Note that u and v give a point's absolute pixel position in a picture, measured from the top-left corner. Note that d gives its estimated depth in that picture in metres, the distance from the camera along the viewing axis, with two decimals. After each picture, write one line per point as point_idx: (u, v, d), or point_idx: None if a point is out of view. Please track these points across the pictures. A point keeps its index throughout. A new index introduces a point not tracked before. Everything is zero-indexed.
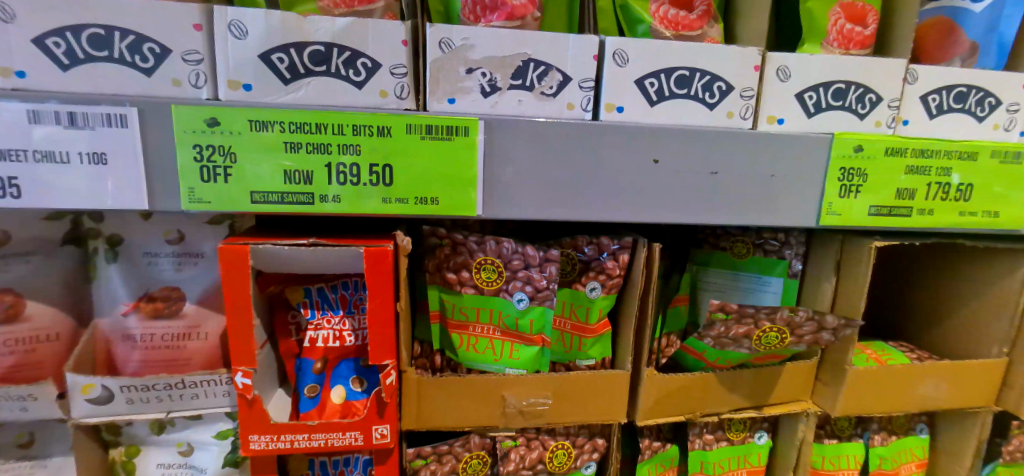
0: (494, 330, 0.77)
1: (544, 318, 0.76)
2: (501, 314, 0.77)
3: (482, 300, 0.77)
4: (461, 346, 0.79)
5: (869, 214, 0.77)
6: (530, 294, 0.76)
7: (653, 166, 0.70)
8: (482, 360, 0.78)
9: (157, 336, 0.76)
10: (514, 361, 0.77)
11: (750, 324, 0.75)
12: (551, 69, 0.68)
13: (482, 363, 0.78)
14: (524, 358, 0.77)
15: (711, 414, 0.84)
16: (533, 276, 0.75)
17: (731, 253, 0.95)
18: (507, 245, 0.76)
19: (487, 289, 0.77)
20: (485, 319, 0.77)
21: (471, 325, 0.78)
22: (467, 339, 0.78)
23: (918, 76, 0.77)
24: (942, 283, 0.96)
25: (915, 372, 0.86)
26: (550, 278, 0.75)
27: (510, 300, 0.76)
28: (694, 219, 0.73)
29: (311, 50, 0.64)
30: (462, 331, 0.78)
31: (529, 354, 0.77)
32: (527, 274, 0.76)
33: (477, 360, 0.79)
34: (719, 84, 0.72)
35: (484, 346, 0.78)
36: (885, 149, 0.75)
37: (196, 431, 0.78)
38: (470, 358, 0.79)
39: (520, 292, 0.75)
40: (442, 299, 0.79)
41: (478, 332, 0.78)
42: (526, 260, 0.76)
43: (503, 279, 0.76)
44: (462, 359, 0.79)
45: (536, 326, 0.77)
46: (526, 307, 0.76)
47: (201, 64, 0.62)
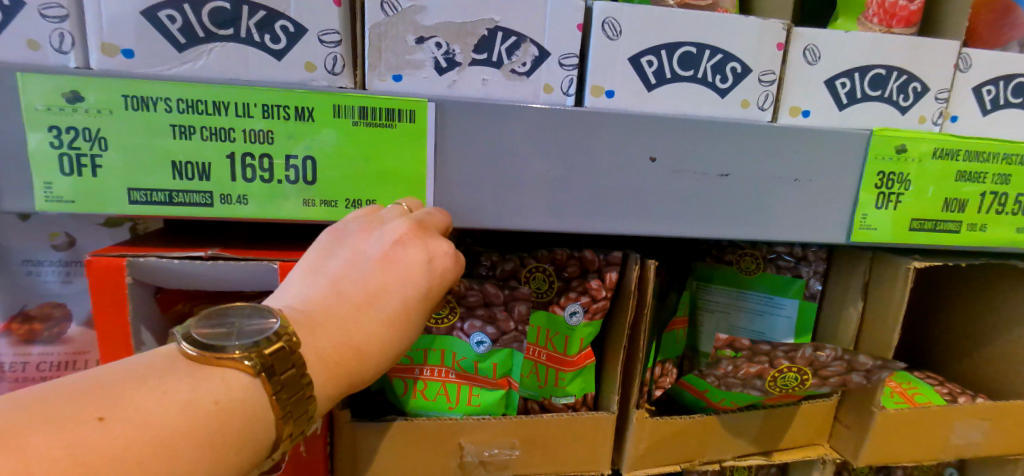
0: (448, 373, 0.64)
1: (510, 360, 0.65)
2: (454, 355, 0.64)
3: (429, 339, 0.64)
4: (406, 394, 0.65)
5: (909, 229, 0.64)
6: (491, 336, 0.64)
7: (650, 166, 0.57)
8: (433, 409, 0.65)
9: (32, 365, 0.63)
10: (474, 409, 0.64)
11: (764, 363, 0.62)
12: (524, 40, 0.54)
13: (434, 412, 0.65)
14: (488, 404, 0.65)
15: (711, 461, 0.71)
16: (494, 315, 0.64)
17: (738, 268, 0.80)
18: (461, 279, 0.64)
19: (433, 328, 0.64)
20: (435, 360, 0.64)
21: (416, 368, 0.64)
22: (413, 384, 0.64)
23: (972, 63, 0.63)
24: (977, 308, 0.83)
25: (954, 415, 0.73)
26: (516, 315, 0.64)
27: (468, 341, 0.64)
28: (700, 232, 0.59)
29: (212, 8, 0.49)
30: (406, 375, 0.64)
31: (494, 400, 0.65)
32: (490, 312, 0.64)
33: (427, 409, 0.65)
34: (733, 64, 0.58)
35: (435, 392, 0.64)
36: (933, 151, 0.62)
37: None
38: (417, 408, 0.65)
39: (479, 334, 0.63)
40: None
41: (427, 376, 0.64)
42: (478, 300, 0.64)
43: (456, 318, 0.64)
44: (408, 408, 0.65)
45: (501, 369, 0.65)
46: (486, 350, 0.64)
47: (65, 22, 0.47)
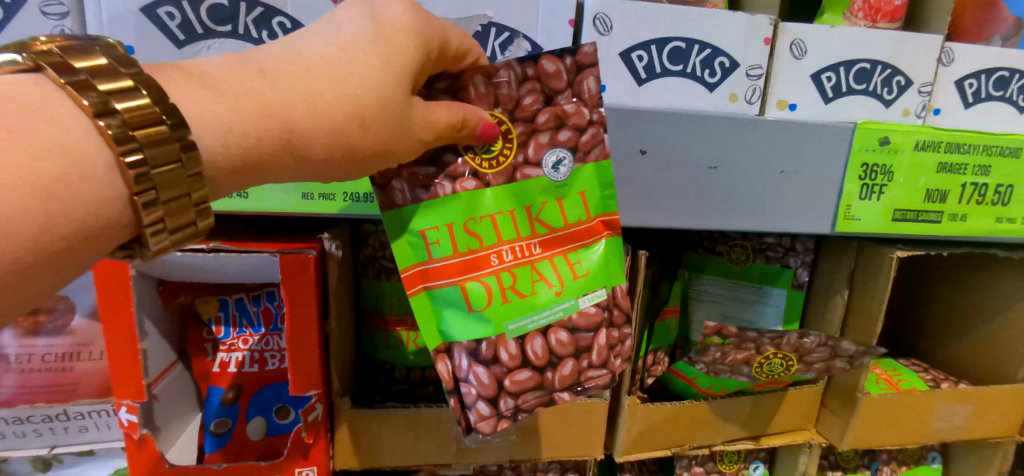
0: (533, 246, 0.48)
1: (594, 185, 0.49)
2: (532, 212, 0.48)
3: (493, 197, 0.47)
4: (495, 299, 0.47)
5: (892, 219, 0.66)
6: (571, 147, 0.48)
7: (640, 158, 0.58)
8: (535, 309, 0.48)
9: (38, 356, 0.61)
10: (582, 280, 0.49)
11: (751, 350, 0.63)
12: (517, 36, 0.55)
13: (544, 314, 0.48)
14: (599, 264, 0.50)
15: (701, 446, 0.73)
16: (561, 112, 0.48)
17: (728, 259, 0.82)
18: (505, 76, 0.47)
19: (491, 177, 0.47)
20: (510, 230, 0.48)
21: (491, 252, 0.47)
22: (502, 279, 0.47)
23: (954, 57, 0.65)
24: (962, 297, 0.85)
25: (937, 400, 0.75)
26: (584, 99, 0.48)
27: (546, 175, 0.48)
28: (689, 223, 0.61)
29: (210, 4, 0.50)
30: (480, 269, 0.47)
31: (604, 250, 0.51)
32: (555, 111, 0.48)
33: (529, 313, 0.48)
34: (721, 59, 0.59)
35: (532, 278, 0.48)
36: (915, 143, 0.63)
37: (87, 468, 0.65)
38: (516, 316, 0.47)
39: (557, 151, 0.48)
40: (424, 234, 0.46)
41: (506, 261, 0.48)
42: (533, 115, 0.47)
43: (518, 145, 0.48)
44: (507, 328, 0.47)
45: (592, 203, 0.50)
46: (569, 170, 0.48)
47: (66, 19, 0.48)
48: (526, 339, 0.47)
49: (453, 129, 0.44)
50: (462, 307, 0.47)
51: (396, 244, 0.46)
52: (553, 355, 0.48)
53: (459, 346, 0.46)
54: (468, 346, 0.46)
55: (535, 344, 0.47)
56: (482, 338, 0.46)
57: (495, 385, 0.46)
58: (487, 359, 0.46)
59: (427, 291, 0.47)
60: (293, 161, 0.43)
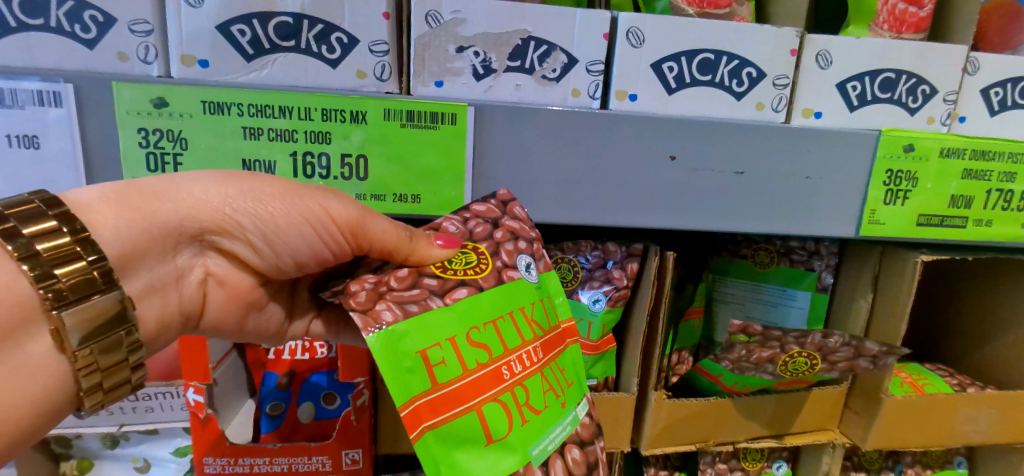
0: (534, 352, 0.49)
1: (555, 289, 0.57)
2: (527, 317, 0.50)
3: (490, 301, 0.48)
4: (511, 421, 0.45)
5: (916, 224, 0.67)
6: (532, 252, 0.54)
7: (669, 164, 0.61)
8: (550, 426, 0.47)
9: None
10: (572, 389, 0.52)
11: (776, 348, 0.66)
12: (555, 48, 0.59)
13: (556, 429, 0.48)
14: (575, 368, 0.54)
15: (725, 442, 0.75)
16: (513, 227, 0.54)
17: (753, 262, 0.84)
18: (450, 225, 0.53)
19: (481, 279, 0.48)
20: (515, 339, 0.48)
21: (502, 364, 0.46)
22: (516, 395, 0.46)
23: (980, 66, 0.66)
24: (989, 303, 0.86)
25: (960, 404, 0.76)
26: (522, 218, 0.55)
27: (524, 274, 0.52)
28: (715, 225, 0.64)
29: (277, 21, 0.54)
30: (500, 385, 0.45)
31: (571, 356, 0.55)
32: (508, 228, 0.54)
33: (545, 427, 0.47)
34: (749, 69, 0.62)
35: (540, 391, 0.48)
36: (938, 150, 0.65)
37: (152, 446, 0.73)
38: (535, 434, 0.46)
39: (523, 255, 0.53)
40: (425, 356, 0.43)
41: (519, 370, 0.47)
42: (489, 233, 0.53)
43: (491, 254, 0.51)
44: (529, 453, 0.45)
45: (553, 313, 0.54)
46: (537, 273, 0.54)
47: (150, 36, 0.53)
48: (549, 467, 0.46)
49: (402, 227, 0.50)
50: (476, 440, 0.43)
51: (393, 377, 0.41)
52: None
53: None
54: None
55: (555, 467, 0.46)
56: (511, 472, 0.43)
57: None
58: None
59: (429, 432, 0.42)
60: (201, 191, 0.49)
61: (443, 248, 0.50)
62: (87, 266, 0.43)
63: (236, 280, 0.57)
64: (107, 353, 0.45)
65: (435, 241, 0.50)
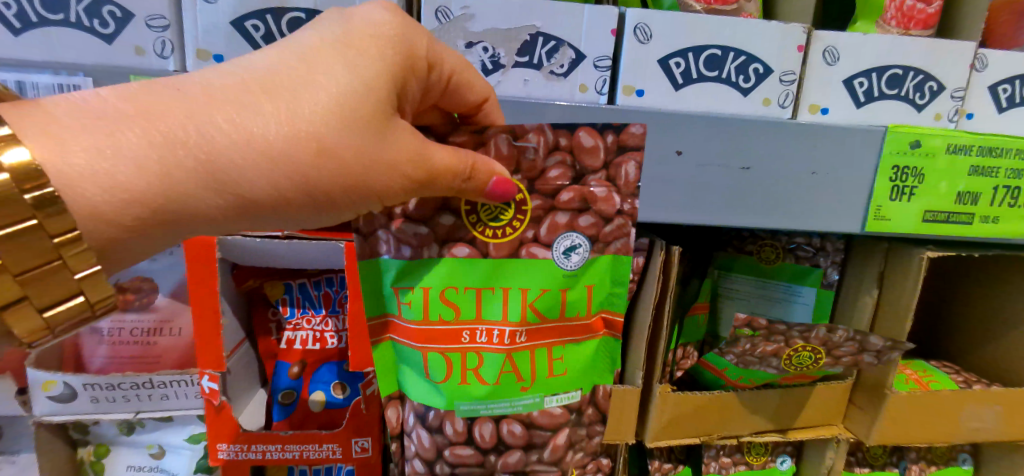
0: (517, 335, 0.52)
1: (604, 275, 0.54)
2: (525, 298, 0.52)
3: (479, 270, 0.51)
4: (450, 375, 0.52)
5: (922, 220, 0.68)
6: (591, 238, 0.52)
7: (676, 158, 0.62)
8: (493, 399, 0.52)
9: (126, 330, 0.69)
10: (550, 381, 0.54)
11: (780, 342, 0.66)
12: (563, 44, 0.60)
13: (502, 404, 0.53)
14: (575, 364, 0.55)
15: (729, 436, 0.76)
16: (587, 193, 0.52)
17: (758, 258, 0.84)
18: (536, 141, 0.50)
19: (491, 246, 0.51)
20: (494, 314, 0.51)
21: (466, 328, 0.52)
22: (467, 359, 0.52)
23: (988, 63, 0.66)
24: (996, 299, 0.85)
25: (965, 401, 0.76)
26: (612, 184, 0.52)
27: (555, 258, 0.51)
28: (721, 220, 0.64)
29: (290, 17, 0.55)
30: (454, 343, 0.51)
31: (580, 351, 0.55)
32: (581, 191, 0.52)
33: (487, 399, 0.52)
34: (755, 65, 0.62)
35: (498, 368, 0.52)
36: (946, 146, 0.65)
37: (167, 433, 0.75)
38: (468, 395, 0.52)
39: (581, 236, 0.52)
40: (398, 293, 0.51)
41: (481, 339, 0.52)
42: (556, 191, 0.51)
43: (529, 221, 0.51)
44: (456, 407, 0.52)
45: (578, 302, 0.53)
46: (579, 260, 0.52)
47: (167, 31, 0.54)
48: (476, 423, 0.53)
49: (464, 161, 0.46)
50: (415, 368, 0.53)
51: (367, 293, 0.52)
52: (499, 442, 0.54)
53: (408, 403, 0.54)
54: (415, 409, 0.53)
55: (483, 428, 0.53)
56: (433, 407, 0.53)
57: (434, 451, 0.53)
58: (431, 427, 0.53)
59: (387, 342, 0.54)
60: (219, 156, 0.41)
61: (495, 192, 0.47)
62: (63, 269, 0.39)
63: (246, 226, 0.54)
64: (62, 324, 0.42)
65: (492, 178, 0.47)
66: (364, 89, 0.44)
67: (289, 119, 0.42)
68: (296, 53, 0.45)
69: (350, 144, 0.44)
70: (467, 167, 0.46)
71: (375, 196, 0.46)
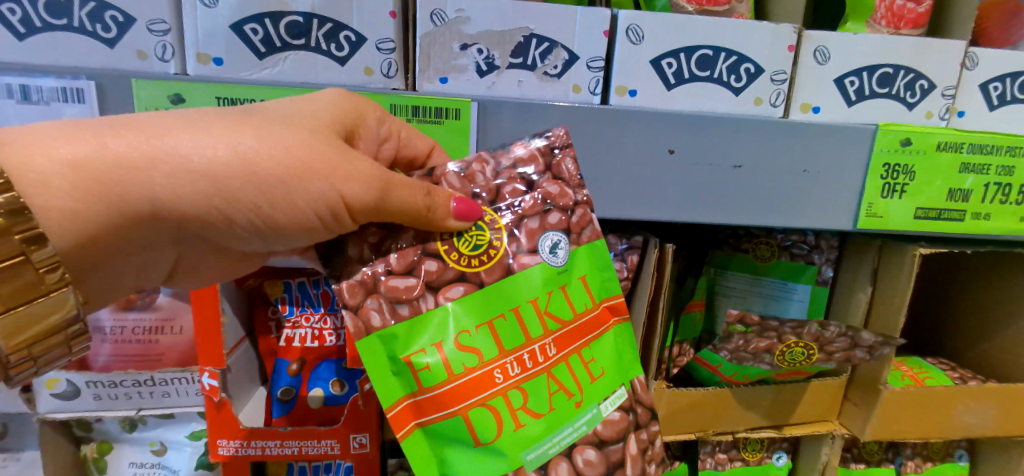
0: (547, 349, 0.50)
1: (592, 265, 0.55)
2: (539, 309, 0.51)
3: (482, 304, 0.49)
4: (502, 425, 0.48)
5: (914, 218, 0.68)
6: (566, 228, 0.53)
7: (668, 157, 0.63)
8: (551, 430, 0.50)
9: (129, 329, 0.70)
10: (596, 385, 0.53)
11: (773, 339, 0.67)
12: (556, 46, 0.61)
13: (566, 432, 0.50)
14: (606, 361, 0.54)
15: (725, 432, 0.77)
16: (548, 191, 0.53)
17: (753, 256, 0.85)
18: (480, 171, 0.53)
19: (482, 274, 0.50)
20: (518, 338, 0.50)
21: (494, 367, 0.49)
22: (510, 400, 0.49)
23: (978, 61, 0.67)
24: (989, 296, 0.86)
25: (959, 396, 0.77)
26: (562, 180, 0.54)
27: (543, 260, 0.51)
28: (714, 218, 0.65)
29: (288, 21, 0.56)
30: (491, 388, 0.48)
31: (605, 345, 0.55)
32: (540, 192, 0.53)
33: (549, 431, 0.50)
34: (747, 65, 0.63)
35: (542, 394, 0.50)
36: (937, 145, 0.66)
37: (168, 430, 0.76)
38: (528, 437, 0.49)
39: (553, 230, 0.52)
40: (410, 362, 0.48)
41: (515, 373, 0.49)
42: (517, 201, 0.53)
43: (506, 239, 0.51)
44: (523, 458, 0.49)
45: (580, 297, 0.53)
46: (565, 252, 0.53)
47: (168, 35, 0.55)
48: (548, 467, 0.50)
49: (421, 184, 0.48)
50: (462, 439, 0.48)
51: (380, 382, 0.48)
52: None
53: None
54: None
55: (559, 468, 0.50)
56: (501, 473, 0.48)
57: None
58: None
59: (418, 429, 0.49)
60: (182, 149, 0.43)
61: (459, 218, 0.49)
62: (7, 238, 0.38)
63: (219, 256, 0.56)
64: (44, 349, 0.44)
65: (452, 202, 0.49)
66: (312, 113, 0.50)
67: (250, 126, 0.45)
68: None
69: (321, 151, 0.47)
70: (424, 188, 0.48)
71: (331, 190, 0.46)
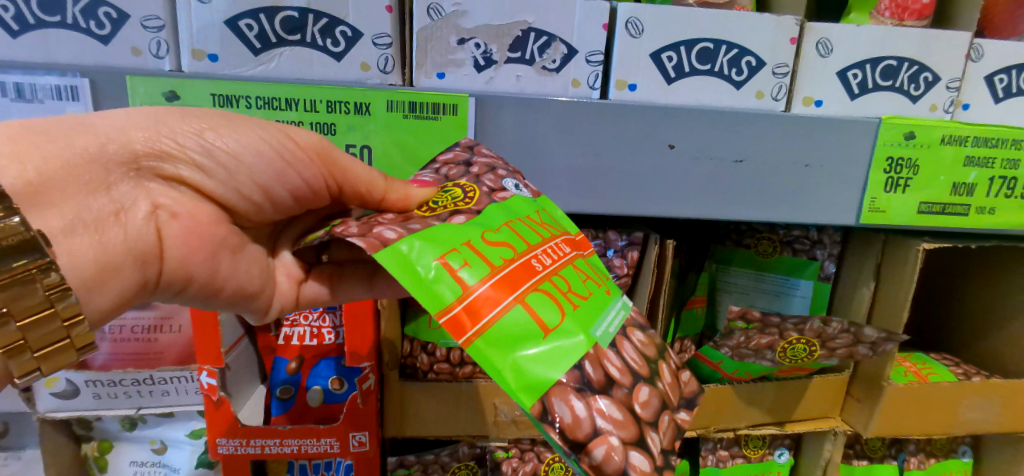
0: (563, 245, 0.47)
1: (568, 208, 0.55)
2: (541, 219, 0.49)
3: (489, 215, 0.46)
4: (562, 308, 0.41)
5: (918, 212, 0.68)
6: (520, 179, 0.53)
7: (668, 152, 0.62)
8: (603, 310, 0.44)
9: (127, 327, 0.70)
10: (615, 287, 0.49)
11: (774, 334, 0.67)
12: (554, 39, 0.60)
13: (615, 318, 0.45)
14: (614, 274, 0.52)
15: (727, 429, 0.76)
16: (487, 162, 0.54)
17: (755, 251, 0.84)
18: (424, 179, 0.54)
19: (474, 206, 0.47)
20: (537, 235, 0.46)
21: (530, 256, 0.43)
22: (557, 283, 0.43)
23: (984, 53, 0.66)
24: (993, 291, 0.85)
25: (963, 393, 0.76)
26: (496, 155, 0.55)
27: (517, 193, 0.51)
28: (714, 213, 0.64)
29: (283, 16, 0.56)
30: (536, 276, 0.42)
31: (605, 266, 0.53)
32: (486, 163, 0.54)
33: (602, 314, 0.44)
34: (748, 58, 0.62)
35: (579, 280, 0.45)
36: (942, 138, 0.65)
37: (168, 429, 0.76)
38: (588, 318, 0.42)
39: (509, 179, 0.52)
40: (447, 261, 0.41)
41: (550, 262, 0.44)
42: (466, 172, 0.53)
43: (475, 183, 0.51)
44: (595, 335, 0.41)
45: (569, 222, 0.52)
46: (528, 192, 0.52)
47: (162, 31, 0.55)
48: (618, 346, 0.42)
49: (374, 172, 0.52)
50: (528, 333, 0.39)
51: (420, 289, 0.39)
52: (647, 361, 0.44)
53: (560, 386, 0.38)
54: (572, 381, 0.38)
55: (627, 349, 0.43)
56: (582, 356, 0.40)
57: (628, 418, 0.39)
58: (603, 388, 0.39)
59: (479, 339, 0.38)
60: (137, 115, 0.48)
61: (422, 188, 0.51)
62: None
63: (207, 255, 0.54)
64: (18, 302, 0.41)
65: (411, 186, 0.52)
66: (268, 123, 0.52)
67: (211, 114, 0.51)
68: None
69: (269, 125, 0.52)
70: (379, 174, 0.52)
71: (284, 131, 0.51)
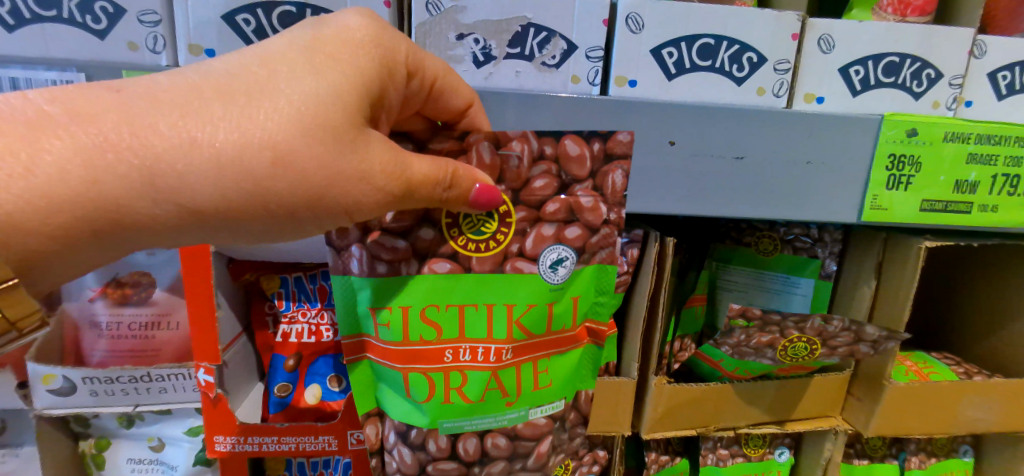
0: (504, 352, 0.53)
1: (588, 287, 0.57)
2: (512, 315, 0.53)
3: (455, 289, 0.52)
4: (433, 396, 0.53)
5: (920, 210, 0.67)
6: (575, 251, 0.54)
7: (669, 149, 0.61)
8: (475, 414, 0.54)
9: (124, 324, 0.71)
10: (536, 397, 0.56)
11: (774, 333, 0.67)
12: (554, 35, 0.59)
13: (486, 420, 0.55)
14: (557, 375, 0.57)
15: (726, 428, 0.76)
16: (574, 204, 0.53)
17: (756, 249, 0.84)
18: (514, 156, 0.51)
19: (473, 260, 0.52)
20: (479, 330, 0.53)
21: (448, 347, 0.53)
22: (449, 378, 0.53)
23: (987, 49, 0.65)
24: (996, 289, 0.85)
25: (965, 391, 0.76)
26: (595, 195, 0.53)
27: (542, 273, 0.53)
28: (716, 211, 0.64)
29: (281, 11, 0.55)
30: (435, 361, 0.52)
31: (562, 365, 0.57)
32: (568, 201, 0.53)
33: (473, 414, 0.54)
34: (749, 54, 0.62)
35: (481, 386, 0.53)
36: (946, 134, 0.64)
37: (166, 426, 0.76)
38: (454, 412, 0.54)
39: (563, 250, 0.53)
40: (376, 311, 0.52)
41: (462, 357, 0.53)
42: (544, 201, 0.52)
43: (512, 234, 0.52)
44: (441, 424, 0.54)
45: (557, 318, 0.55)
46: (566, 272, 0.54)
47: (159, 26, 0.54)
48: (459, 437, 0.55)
49: (440, 190, 0.48)
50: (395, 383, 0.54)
51: (347, 314, 0.54)
52: (483, 454, 0.56)
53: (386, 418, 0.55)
54: (397, 426, 0.55)
55: (467, 441, 0.55)
56: (416, 424, 0.54)
57: (415, 466, 0.55)
58: (413, 445, 0.55)
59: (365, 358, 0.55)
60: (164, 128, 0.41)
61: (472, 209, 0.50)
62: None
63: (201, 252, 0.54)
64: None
65: (474, 185, 0.48)
66: (332, 96, 0.45)
67: (240, 120, 0.43)
68: (269, 50, 0.46)
69: (313, 153, 0.44)
70: (446, 177, 0.47)
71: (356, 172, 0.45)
